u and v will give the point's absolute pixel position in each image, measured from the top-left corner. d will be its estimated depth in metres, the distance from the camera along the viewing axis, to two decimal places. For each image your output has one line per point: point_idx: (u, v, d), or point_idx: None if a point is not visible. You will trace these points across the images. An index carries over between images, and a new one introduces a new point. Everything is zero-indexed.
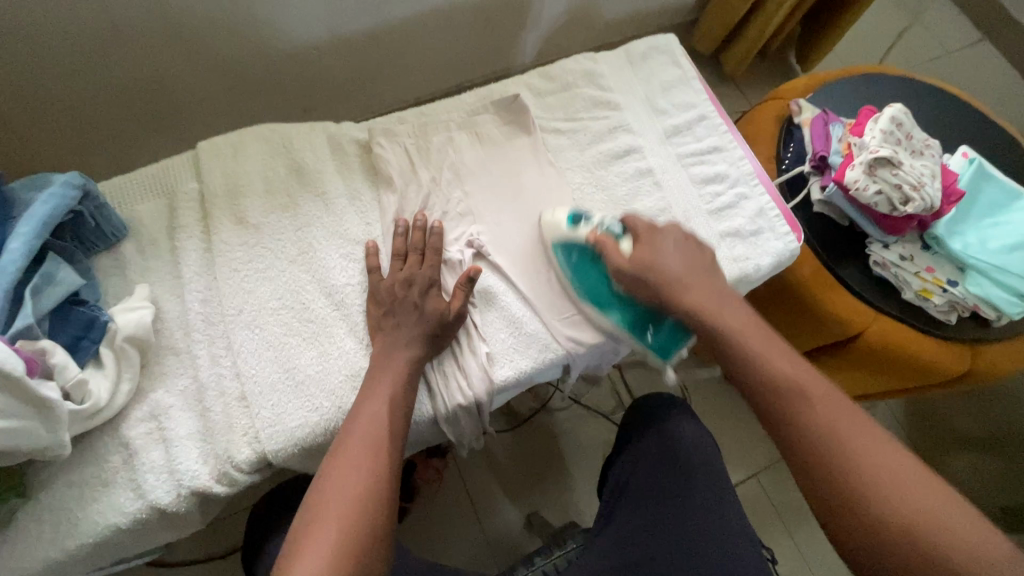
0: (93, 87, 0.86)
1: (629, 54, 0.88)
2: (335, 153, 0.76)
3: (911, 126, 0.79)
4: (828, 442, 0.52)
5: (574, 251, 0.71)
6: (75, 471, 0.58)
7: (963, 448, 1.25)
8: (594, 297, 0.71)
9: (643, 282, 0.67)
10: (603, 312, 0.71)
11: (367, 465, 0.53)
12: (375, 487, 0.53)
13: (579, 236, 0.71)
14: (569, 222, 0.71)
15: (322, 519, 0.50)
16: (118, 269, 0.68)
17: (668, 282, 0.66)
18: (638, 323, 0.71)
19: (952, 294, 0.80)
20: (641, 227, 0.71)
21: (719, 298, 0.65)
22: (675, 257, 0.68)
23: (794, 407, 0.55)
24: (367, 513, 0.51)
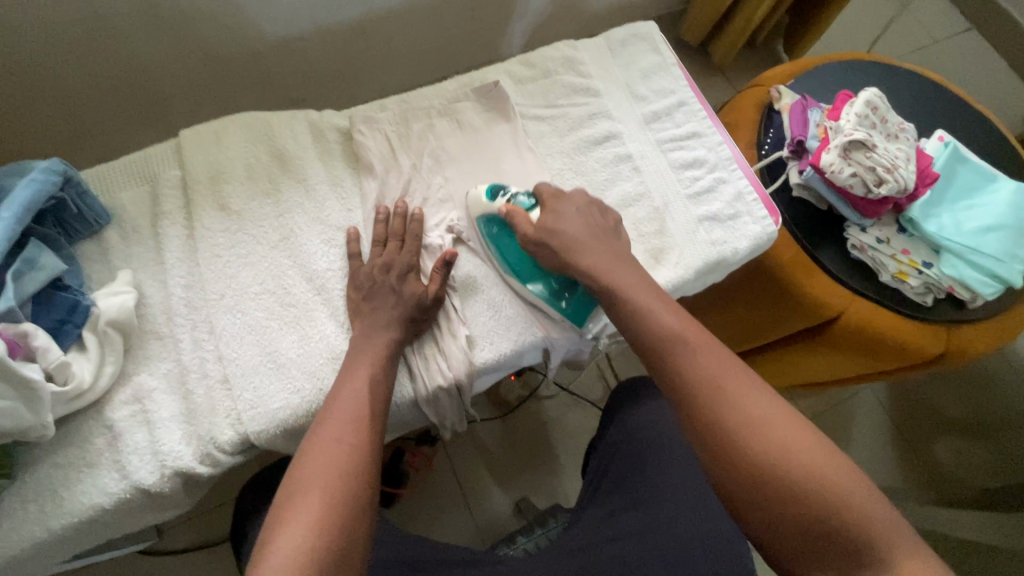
0: (77, 77, 0.87)
1: (609, 41, 0.88)
2: (316, 141, 0.77)
3: (886, 110, 0.79)
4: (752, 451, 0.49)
5: (494, 224, 0.72)
6: (59, 453, 0.59)
7: (946, 432, 1.27)
8: (515, 269, 0.72)
9: (548, 249, 0.67)
10: (523, 283, 0.71)
11: (349, 441, 0.54)
12: (356, 459, 0.53)
13: (495, 209, 0.71)
14: (488, 195, 0.72)
15: (304, 491, 0.51)
16: (101, 256, 0.69)
17: (570, 249, 0.67)
18: (556, 291, 0.71)
19: (927, 276, 0.81)
20: (547, 194, 0.71)
21: (622, 273, 0.64)
22: (577, 222, 0.69)
23: (743, 442, 0.49)
24: (350, 485, 0.52)
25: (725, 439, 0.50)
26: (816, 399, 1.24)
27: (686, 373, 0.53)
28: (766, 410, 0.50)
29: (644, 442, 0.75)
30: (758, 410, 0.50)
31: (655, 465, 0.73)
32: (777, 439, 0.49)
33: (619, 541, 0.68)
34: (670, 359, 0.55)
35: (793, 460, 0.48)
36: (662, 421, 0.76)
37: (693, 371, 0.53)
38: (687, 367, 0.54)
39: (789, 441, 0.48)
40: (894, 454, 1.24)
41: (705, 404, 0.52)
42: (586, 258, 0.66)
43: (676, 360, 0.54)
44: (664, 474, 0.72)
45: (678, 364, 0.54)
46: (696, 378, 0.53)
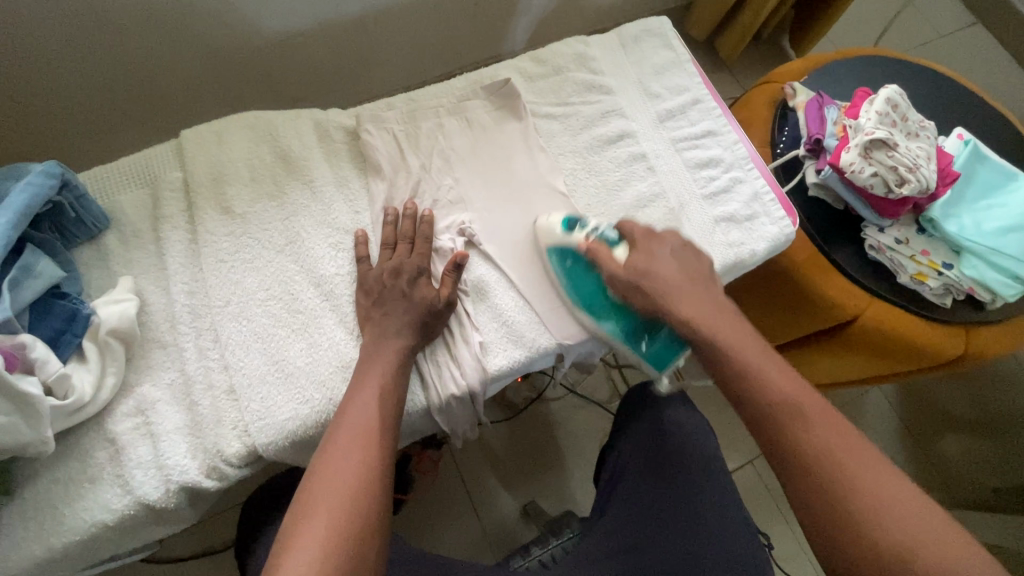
0: (72, 75, 0.84)
1: (621, 37, 0.86)
2: (322, 141, 0.75)
3: (907, 107, 0.78)
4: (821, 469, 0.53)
5: (569, 257, 0.70)
6: (60, 468, 0.57)
7: (955, 431, 1.26)
8: (590, 306, 0.70)
9: (637, 291, 0.67)
10: (599, 321, 0.70)
11: (355, 461, 0.52)
12: (366, 477, 0.51)
13: (573, 241, 0.69)
14: (563, 226, 0.69)
15: (313, 509, 0.49)
16: (100, 262, 0.66)
17: (663, 293, 0.66)
18: (633, 332, 0.70)
19: (947, 277, 0.79)
20: (638, 232, 0.70)
21: (708, 309, 0.65)
22: (672, 262, 0.68)
23: (860, 510, 0.50)
24: (358, 508, 0.49)
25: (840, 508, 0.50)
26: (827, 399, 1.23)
27: (794, 433, 0.55)
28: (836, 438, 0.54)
29: (660, 448, 0.73)
30: (853, 466, 0.52)
31: (673, 472, 0.71)
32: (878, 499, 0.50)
33: (634, 551, 0.67)
34: (777, 415, 0.56)
35: (910, 532, 0.48)
36: (679, 426, 0.74)
37: (804, 433, 0.55)
38: (805, 434, 0.55)
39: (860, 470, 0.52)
40: (905, 454, 1.23)
41: (821, 473, 0.52)
42: (680, 302, 0.65)
43: (787, 427, 0.55)
44: (684, 482, 0.71)
45: (793, 432, 0.55)
46: (804, 438, 0.54)
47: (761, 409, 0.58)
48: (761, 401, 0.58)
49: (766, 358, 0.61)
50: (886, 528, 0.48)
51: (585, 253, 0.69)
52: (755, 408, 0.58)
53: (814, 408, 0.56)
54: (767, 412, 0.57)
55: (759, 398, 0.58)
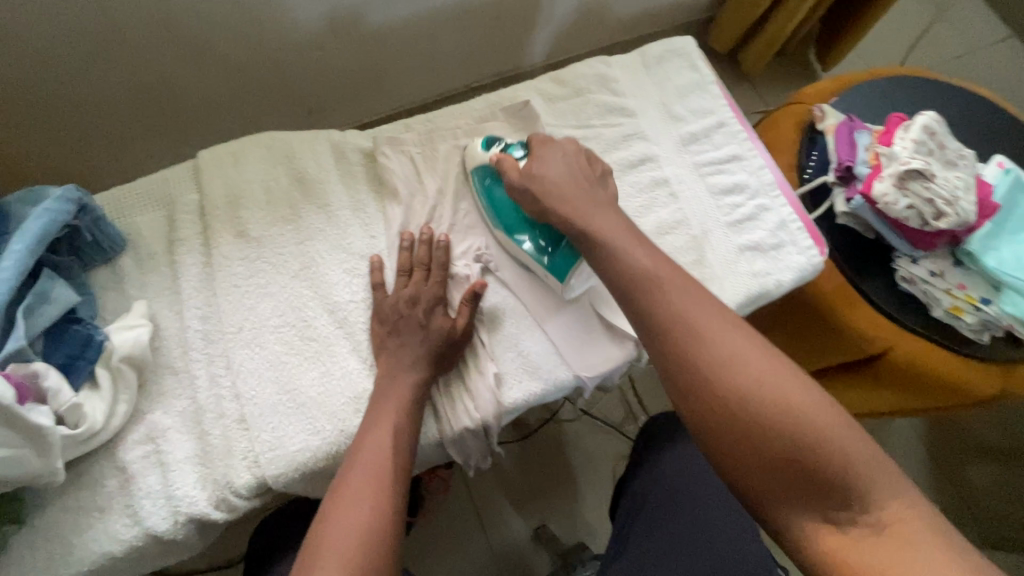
0: (92, 88, 0.84)
1: (644, 57, 0.84)
2: (338, 163, 0.74)
3: (944, 135, 0.74)
4: (691, 347, 0.49)
5: (487, 175, 0.71)
6: (70, 496, 0.56)
7: (985, 464, 1.22)
8: (501, 219, 0.70)
9: (527, 194, 0.65)
10: (511, 237, 0.69)
11: (368, 500, 0.50)
12: (379, 522, 0.49)
13: (488, 158, 0.71)
14: (483, 146, 0.72)
15: (323, 556, 0.47)
16: (116, 285, 0.66)
17: (550, 193, 0.63)
18: (542, 245, 0.68)
19: (985, 312, 0.76)
20: (536, 140, 0.68)
21: (591, 206, 0.62)
22: (562, 165, 0.65)
23: (725, 383, 0.47)
24: (371, 549, 0.47)
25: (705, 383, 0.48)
26: None
27: (664, 313, 0.51)
28: (703, 311, 0.51)
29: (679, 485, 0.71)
30: (728, 347, 0.48)
31: (693, 512, 0.69)
32: (746, 368, 0.47)
33: None
34: (647, 295, 0.53)
35: (775, 400, 0.46)
36: (697, 462, 0.72)
37: (674, 316, 0.51)
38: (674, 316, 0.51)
39: (727, 344, 0.49)
40: (933, 485, 1.18)
41: (694, 359, 0.49)
42: (563, 202, 0.63)
43: (661, 316, 0.51)
44: (706, 524, 0.68)
45: (657, 306, 0.52)
46: (673, 314, 0.51)
47: (635, 297, 0.53)
48: (634, 288, 0.54)
49: (640, 248, 0.57)
50: (762, 404, 0.46)
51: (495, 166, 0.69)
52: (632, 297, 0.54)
53: (675, 279, 0.53)
54: (637, 292, 0.53)
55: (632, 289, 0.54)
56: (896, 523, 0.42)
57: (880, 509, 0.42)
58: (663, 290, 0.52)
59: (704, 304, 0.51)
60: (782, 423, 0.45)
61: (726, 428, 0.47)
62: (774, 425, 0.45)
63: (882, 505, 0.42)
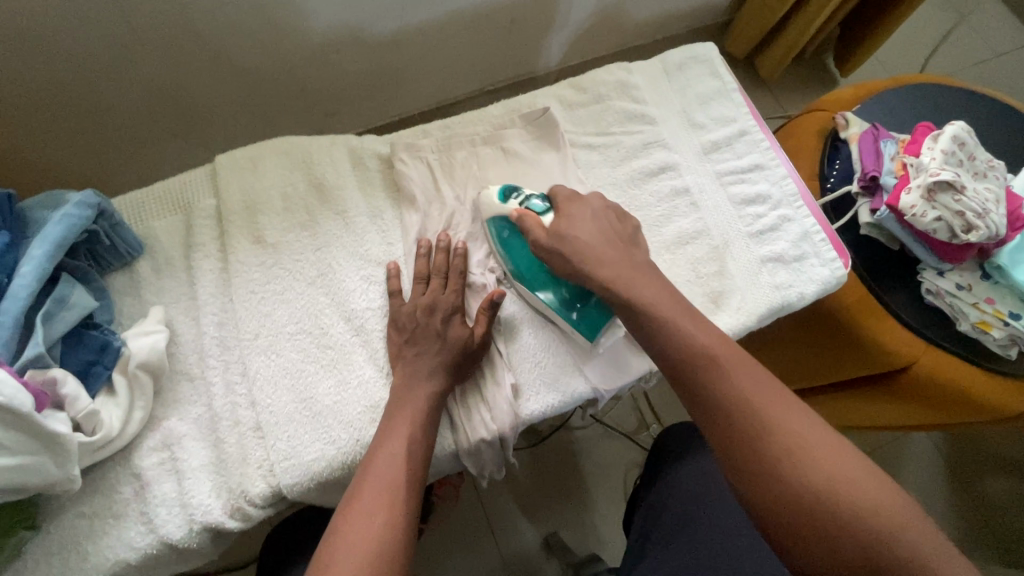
0: (110, 91, 0.84)
1: (665, 63, 0.83)
2: (355, 169, 0.73)
3: (974, 145, 0.72)
4: (754, 426, 0.48)
5: (506, 228, 0.68)
6: (86, 502, 0.56)
7: (1007, 480, 1.19)
8: (525, 276, 0.68)
9: (557, 258, 0.62)
10: (534, 292, 0.67)
11: (382, 514, 0.49)
12: (393, 537, 0.48)
13: (506, 211, 0.67)
14: (500, 196, 0.68)
15: (334, 569, 0.46)
16: (133, 289, 0.66)
17: (582, 255, 0.61)
18: (567, 301, 0.66)
19: (1015, 328, 0.73)
20: (561, 196, 0.66)
21: (633, 268, 0.60)
22: (592, 226, 0.63)
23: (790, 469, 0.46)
24: (384, 565, 0.46)
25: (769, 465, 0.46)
26: (868, 438, 1.16)
27: (724, 390, 0.50)
28: (763, 390, 0.50)
29: (696, 499, 0.70)
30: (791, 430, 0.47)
31: (711, 526, 0.68)
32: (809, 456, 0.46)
33: None
34: (706, 371, 0.51)
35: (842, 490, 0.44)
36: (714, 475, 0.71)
37: (735, 396, 0.49)
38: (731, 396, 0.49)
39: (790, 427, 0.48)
40: (952, 499, 1.16)
41: (754, 442, 0.47)
42: (600, 264, 0.60)
43: (721, 395, 0.50)
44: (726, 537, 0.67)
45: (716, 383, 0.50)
46: (734, 393, 0.49)
47: (693, 372, 0.51)
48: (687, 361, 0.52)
49: (690, 318, 0.55)
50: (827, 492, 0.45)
51: (517, 221, 0.66)
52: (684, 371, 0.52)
53: (731, 356, 0.52)
54: (694, 366, 0.52)
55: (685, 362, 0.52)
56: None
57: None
58: (726, 366, 0.51)
59: (766, 384, 0.50)
60: (848, 513, 0.43)
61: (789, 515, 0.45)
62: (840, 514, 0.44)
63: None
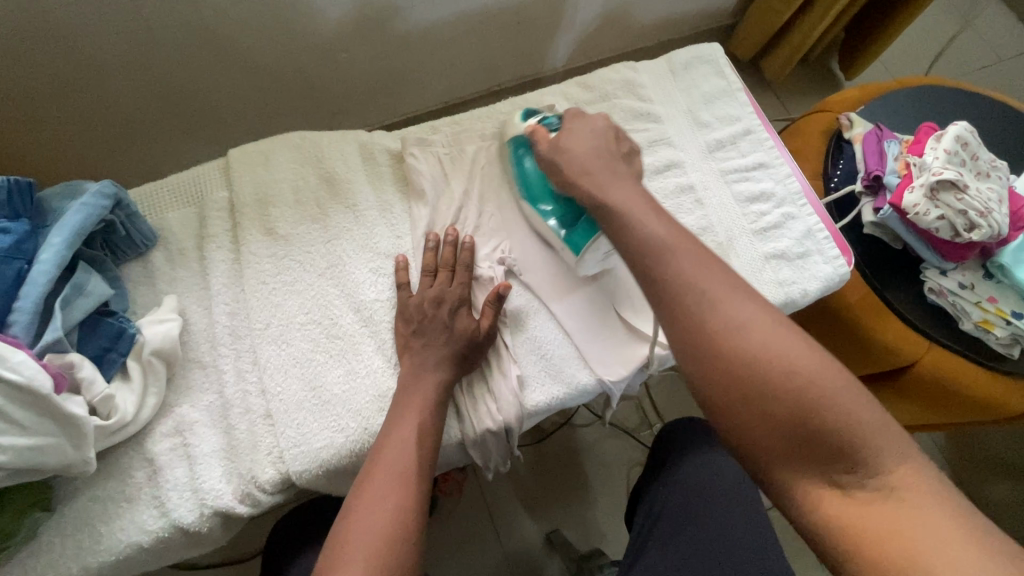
0: (125, 87, 0.86)
1: (671, 63, 0.84)
2: (365, 163, 0.75)
3: (977, 145, 0.73)
4: (701, 309, 0.47)
5: (520, 144, 0.72)
6: (100, 486, 0.57)
7: (1011, 484, 1.19)
8: (528, 190, 0.71)
9: (552, 166, 0.66)
10: (533, 205, 0.71)
11: (393, 499, 0.51)
12: (404, 522, 0.49)
13: (523, 128, 0.72)
14: (522, 117, 0.73)
15: (347, 555, 0.47)
16: (147, 279, 0.67)
17: (576, 165, 0.63)
18: (561, 218, 0.69)
19: (1016, 326, 0.74)
20: (571, 115, 0.69)
21: (612, 179, 0.61)
22: (588, 141, 0.65)
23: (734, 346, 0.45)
24: (396, 548, 0.48)
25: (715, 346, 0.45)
26: None
27: (674, 275, 0.49)
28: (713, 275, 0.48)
29: (698, 493, 0.70)
30: (738, 311, 0.46)
31: (713, 520, 0.68)
32: (757, 336, 0.45)
33: None
34: (659, 258, 0.50)
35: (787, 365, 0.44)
36: (716, 470, 0.72)
37: (685, 280, 0.48)
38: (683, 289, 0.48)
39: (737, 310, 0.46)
40: None
41: (710, 331, 0.46)
42: (587, 176, 0.62)
43: (671, 280, 0.49)
44: (728, 531, 0.67)
45: (666, 270, 0.49)
46: (683, 277, 0.48)
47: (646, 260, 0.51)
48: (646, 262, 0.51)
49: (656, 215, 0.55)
50: (773, 371, 0.44)
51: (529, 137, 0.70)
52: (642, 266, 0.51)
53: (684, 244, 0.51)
54: (646, 254, 0.51)
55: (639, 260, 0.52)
56: (906, 491, 0.40)
57: (888, 476, 0.41)
58: (677, 253, 0.50)
59: (717, 270, 0.49)
60: (788, 385, 0.43)
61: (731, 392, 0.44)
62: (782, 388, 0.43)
63: (889, 470, 0.41)
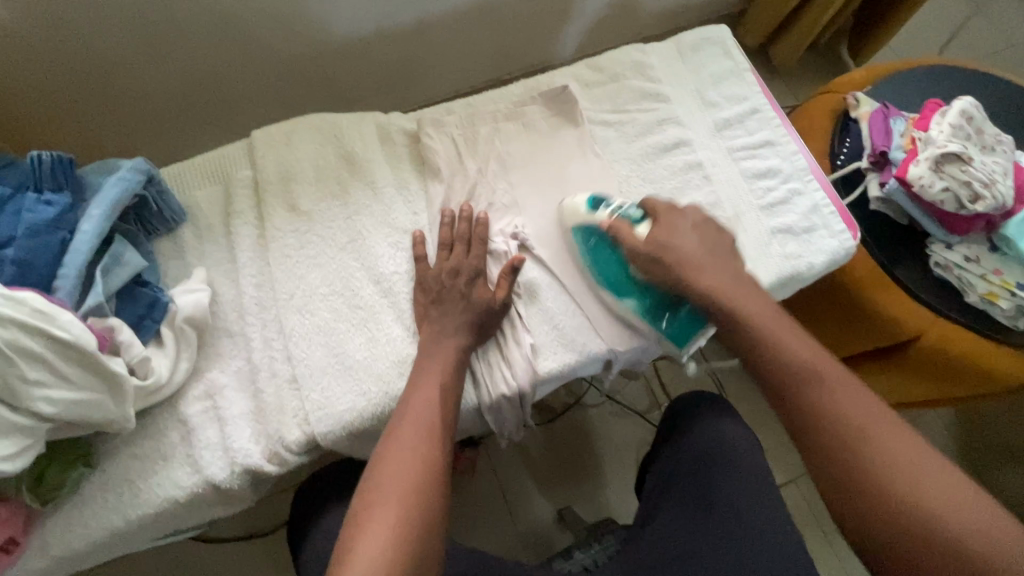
0: (152, 77, 0.89)
1: (680, 45, 0.86)
2: (383, 143, 0.77)
3: (982, 120, 0.75)
4: (847, 438, 0.54)
5: (593, 235, 0.70)
6: (136, 445, 0.61)
7: (1022, 464, 1.19)
8: (611, 284, 0.70)
9: (655, 262, 0.67)
10: (618, 298, 0.70)
11: (421, 448, 0.54)
12: (432, 470, 0.53)
13: (597, 219, 0.70)
14: (588, 205, 0.70)
15: (379, 496, 0.51)
16: (177, 253, 0.70)
17: (681, 264, 0.66)
18: (655, 310, 0.70)
19: (1022, 298, 0.75)
20: (658, 207, 0.70)
21: (733, 280, 0.65)
22: (692, 236, 0.68)
23: (888, 477, 0.51)
24: (425, 492, 0.51)
25: (862, 476, 0.52)
26: None
27: (818, 403, 0.56)
28: (863, 409, 0.55)
29: (707, 459, 0.72)
30: (890, 444, 0.52)
31: (723, 486, 0.70)
32: (907, 471, 0.51)
33: (675, 562, 0.67)
34: (800, 385, 0.58)
35: (939, 505, 0.49)
36: (726, 439, 0.73)
37: (826, 408, 0.56)
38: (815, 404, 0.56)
39: (889, 444, 0.52)
40: None
41: (858, 462, 0.53)
42: (701, 272, 0.65)
43: (816, 406, 0.56)
44: (729, 494, 0.69)
45: (811, 395, 0.57)
46: (828, 409, 0.55)
47: (789, 384, 0.58)
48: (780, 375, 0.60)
49: (791, 333, 0.61)
50: (937, 514, 0.48)
51: (608, 231, 0.69)
52: (774, 377, 0.59)
53: (830, 371, 0.58)
54: (789, 378, 0.58)
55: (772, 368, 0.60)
56: None
57: None
58: (824, 380, 0.57)
59: (866, 401, 0.56)
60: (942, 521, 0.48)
61: (879, 521, 0.50)
62: (936, 522, 0.48)
63: None
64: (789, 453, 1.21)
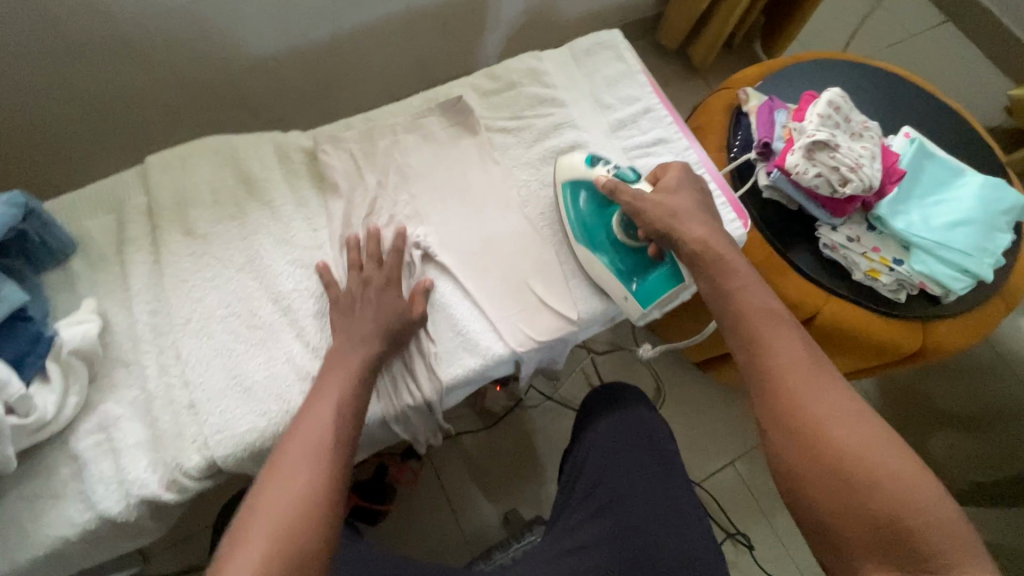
0: (45, 105, 0.87)
1: (573, 51, 0.89)
2: (282, 163, 0.77)
3: (850, 108, 0.80)
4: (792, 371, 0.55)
5: (583, 193, 0.75)
6: (26, 485, 0.59)
7: (942, 427, 1.26)
8: (589, 240, 0.75)
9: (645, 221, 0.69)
10: (593, 254, 0.74)
11: (306, 469, 0.52)
12: (316, 496, 0.51)
13: (591, 176, 0.74)
14: (586, 162, 0.75)
15: (254, 525, 0.48)
16: (67, 285, 0.69)
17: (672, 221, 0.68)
18: (624, 271, 0.74)
19: (899, 272, 0.81)
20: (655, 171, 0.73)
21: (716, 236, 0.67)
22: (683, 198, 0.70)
23: (824, 415, 0.52)
24: (303, 518, 0.49)
25: (802, 411, 0.52)
26: None
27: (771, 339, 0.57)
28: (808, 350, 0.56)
29: (615, 448, 0.73)
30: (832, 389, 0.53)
31: (630, 472, 0.71)
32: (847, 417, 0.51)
33: (586, 550, 0.68)
34: (755, 324, 0.59)
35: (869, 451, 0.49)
36: (633, 427, 0.75)
37: (776, 343, 0.57)
38: (841, 450, 0.49)
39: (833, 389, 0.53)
40: None
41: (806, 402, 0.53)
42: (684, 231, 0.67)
43: (766, 343, 0.57)
44: (637, 481, 0.71)
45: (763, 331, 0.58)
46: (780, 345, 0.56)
47: (743, 322, 0.60)
48: (794, 412, 0.53)
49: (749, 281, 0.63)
50: (865, 453, 0.49)
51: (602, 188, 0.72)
52: (730, 313, 0.61)
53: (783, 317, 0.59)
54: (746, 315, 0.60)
55: (793, 397, 0.53)
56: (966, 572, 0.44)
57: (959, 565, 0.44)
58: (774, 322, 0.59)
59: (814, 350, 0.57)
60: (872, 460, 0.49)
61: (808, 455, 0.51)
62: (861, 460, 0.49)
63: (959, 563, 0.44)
64: (727, 437, 1.24)
